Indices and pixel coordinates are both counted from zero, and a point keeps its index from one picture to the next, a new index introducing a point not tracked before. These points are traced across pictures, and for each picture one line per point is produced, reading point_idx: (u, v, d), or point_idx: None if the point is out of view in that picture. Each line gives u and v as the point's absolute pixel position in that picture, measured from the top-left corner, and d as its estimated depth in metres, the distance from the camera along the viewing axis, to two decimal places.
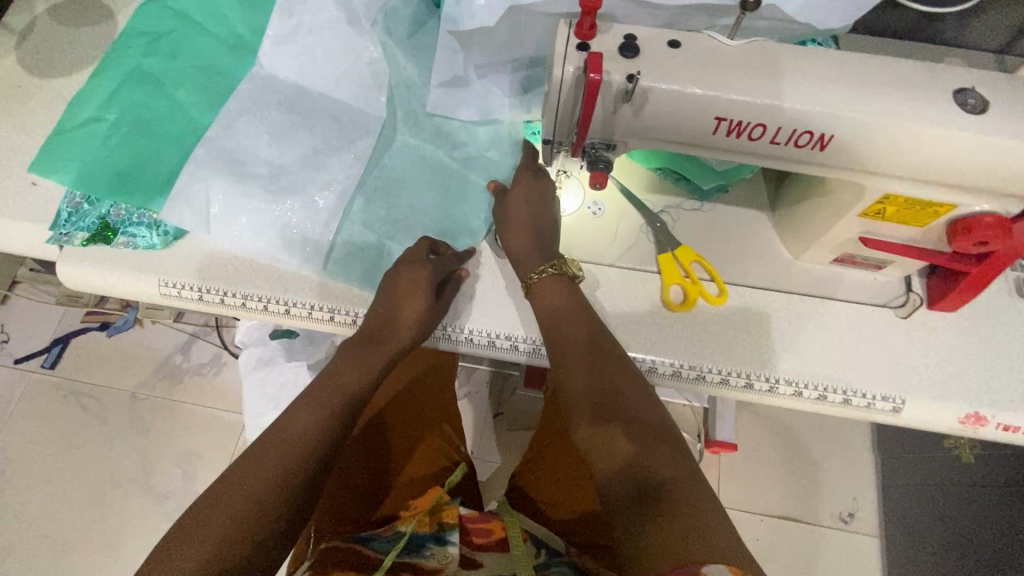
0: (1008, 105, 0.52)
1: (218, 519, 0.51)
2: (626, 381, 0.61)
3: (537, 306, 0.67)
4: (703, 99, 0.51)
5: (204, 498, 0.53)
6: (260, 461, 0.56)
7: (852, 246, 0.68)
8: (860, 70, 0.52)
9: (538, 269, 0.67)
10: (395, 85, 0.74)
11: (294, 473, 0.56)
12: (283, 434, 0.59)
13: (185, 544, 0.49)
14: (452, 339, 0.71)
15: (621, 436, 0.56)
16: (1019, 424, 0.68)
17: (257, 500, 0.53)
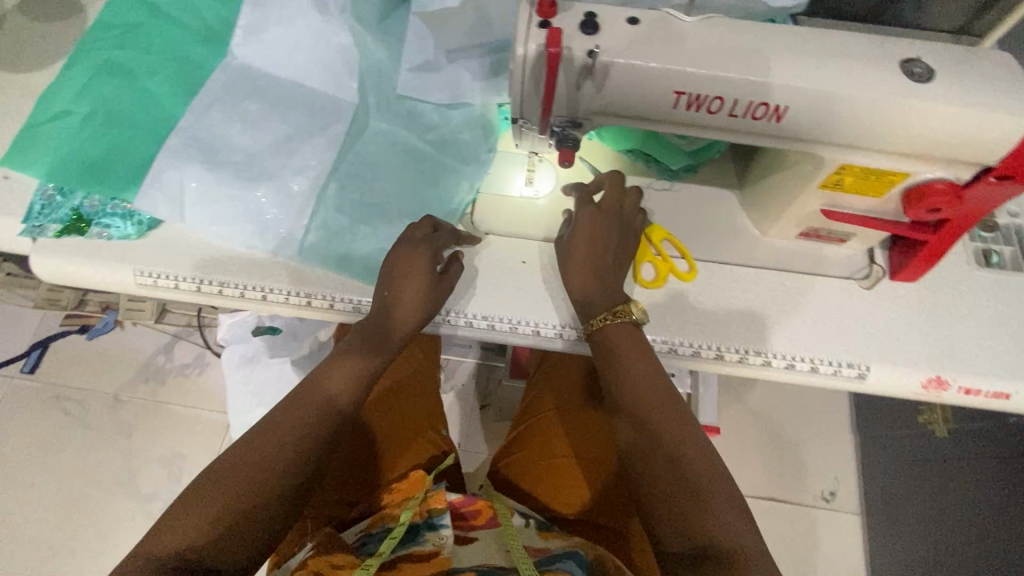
0: (953, 73, 0.54)
1: (210, 498, 0.56)
2: (684, 434, 0.62)
3: (599, 352, 0.68)
4: (662, 74, 0.53)
5: (202, 477, 0.58)
6: (258, 454, 0.60)
7: (815, 219, 0.70)
8: (811, 43, 0.54)
9: (600, 315, 0.68)
10: (366, 70, 0.75)
11: (285, 466, 0.60)
12: (292, 437, 0.62)
13: (180, 518, 0.55)
14: (454, 323, 0.73)
15: (680, 497, 0.58)
16: (979, 387, 0.70)
17: (247, 490, 0.57)
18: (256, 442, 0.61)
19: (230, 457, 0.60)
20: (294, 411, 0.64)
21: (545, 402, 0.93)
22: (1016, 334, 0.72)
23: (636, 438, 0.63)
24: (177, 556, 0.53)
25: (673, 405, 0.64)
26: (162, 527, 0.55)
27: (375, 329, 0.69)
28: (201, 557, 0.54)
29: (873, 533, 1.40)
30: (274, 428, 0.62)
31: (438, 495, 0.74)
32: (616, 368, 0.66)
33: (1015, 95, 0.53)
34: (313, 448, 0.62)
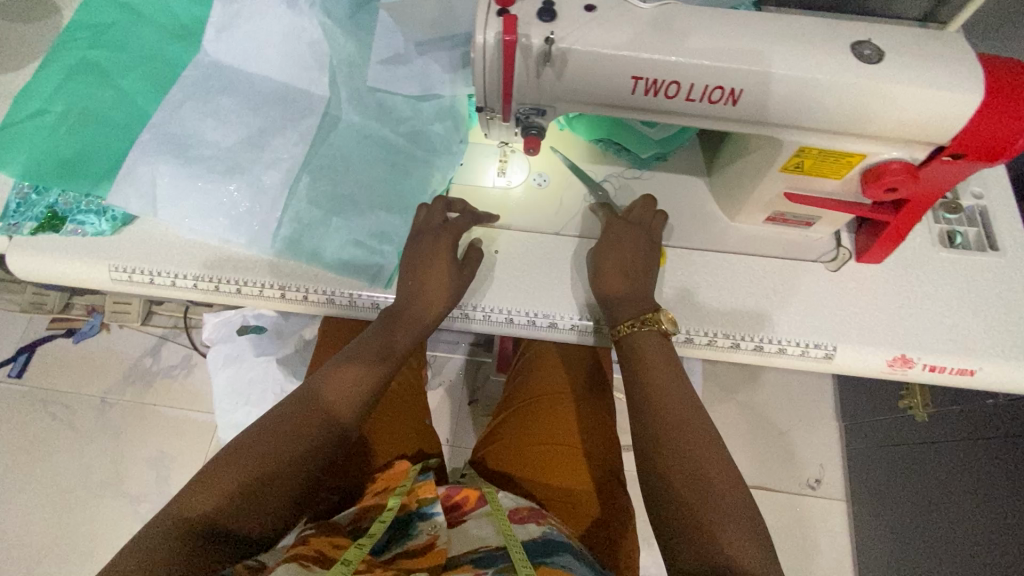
0: (901, 54, 0.55)
1: (244, 468, 0.55)
2: (709, 448, 0.59)
3: (624, 359, 0.67)
4: (618, 60, 0.55)
5: (237, 445, 0.57)
6: (294, 434, 0.59)
7: (780, 203, 0.71)
8: (764, 27, 0.56)
9: (627, 322, 0.68)
10: (336, 64, 0.77)
11: (316, 449, 0.59)
12: (320, 417, 0.61)
13: (211, 482, 0.54)
14: (467, 318, 0.74)
15: (701, 502, 0.55)
16: (944, 364, 0.71)
17: (280, 468, 0.57)
18: (292, 421, 0.59)
19: (265, 430, 0.58)
20: (325, 394, 0.62)
21: (529, 389, 0.93)
22: (981, 311, 0.73)
23: (653, 442, 0.60)
24: (207, 521, 0.52)
25: (700, 418, 0.61)
26: (195, 488, 0.54)
27: (393, 323, 0.69)
28: (229, 526, 0.53)
29: (858, 519, 1.41)
30: (305, 407, 0.61)
31: (427, 485, 0.72)
32: (637, 379, 0.65)
33: (962, 73, 0.54)
34: (341, 435, 0.61)
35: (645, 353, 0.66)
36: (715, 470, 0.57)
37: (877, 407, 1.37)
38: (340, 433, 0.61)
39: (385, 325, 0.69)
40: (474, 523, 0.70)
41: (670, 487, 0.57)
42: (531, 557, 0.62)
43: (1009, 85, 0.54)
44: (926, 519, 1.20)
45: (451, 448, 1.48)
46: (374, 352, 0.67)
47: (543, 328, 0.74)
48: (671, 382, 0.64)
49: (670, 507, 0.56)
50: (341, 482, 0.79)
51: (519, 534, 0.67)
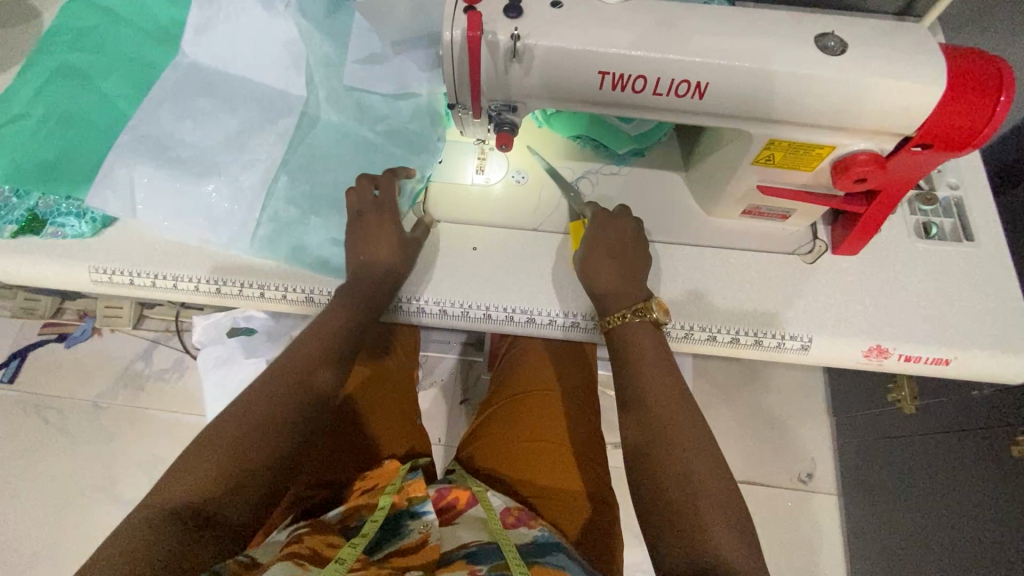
0: (865, 45, 0.56)
1: (216, 451, 0.56)
2: (697, 438, 0.60)
3: (616, 353, 0.68)
4: (585, 55, 0.56)
5: (207, 433, 0.58)
6: (262, 410, 0.59)
7: (754, 197, 0.72)
8: (727, 21, 0.57)
9: (620, 312, 0.68)
10: (313, 64, 0.79)
11: (288, 422, 0.60)
12: (289, 388, 0.61)
13: (186, 470, 0.55)
14: (419, 312, 0.75)
15: (691, 495, 0.56)
16: (920, 354, 0.72)
17: (253, 445, 0.57)
18: (261, 398, 0.60)
19: (234, 412, 0.59)
20: (291, 370, 0.63)
21: (513, 386, 0.93)
22: (955, 301, 0.74)
23: (651, 435, 0.61)
24: (183, 507, 0.53)
25: (687, 404, 0.63)
26: (171, 479, 0.55)
27: (355, 285, 0.69)
28: (212, 510, 0.54)
29: (850, 513, 1.42)
30: (272, 384, 0.61)
31: (417, 483, 0.71)
32: (631, 369, 0.66)
33: (923, 64, 0.55)
34: (312, 404, 0.62)
35: (643, 344, 0.66)
36: (699, 461, 0.59)
37: (866, 400, 1.38)
38: (312, 403, 0.62)
39: (357, 295, 0.69)
40: (465, 522, 0.70)
41: (654, 475, 0.59)
42: (525, 556, 0.63)
43: (971, 76, 0.55)
44: (916, 512, 1.20)
45: (444, 447, 1.46)
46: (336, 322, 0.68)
47: (522, 323, 0.75)
48: (668, 373, 0.65)
49: (659, 496, 0.58)
50: (333, 476, 0.78)
51: (514, 536, 0.68)
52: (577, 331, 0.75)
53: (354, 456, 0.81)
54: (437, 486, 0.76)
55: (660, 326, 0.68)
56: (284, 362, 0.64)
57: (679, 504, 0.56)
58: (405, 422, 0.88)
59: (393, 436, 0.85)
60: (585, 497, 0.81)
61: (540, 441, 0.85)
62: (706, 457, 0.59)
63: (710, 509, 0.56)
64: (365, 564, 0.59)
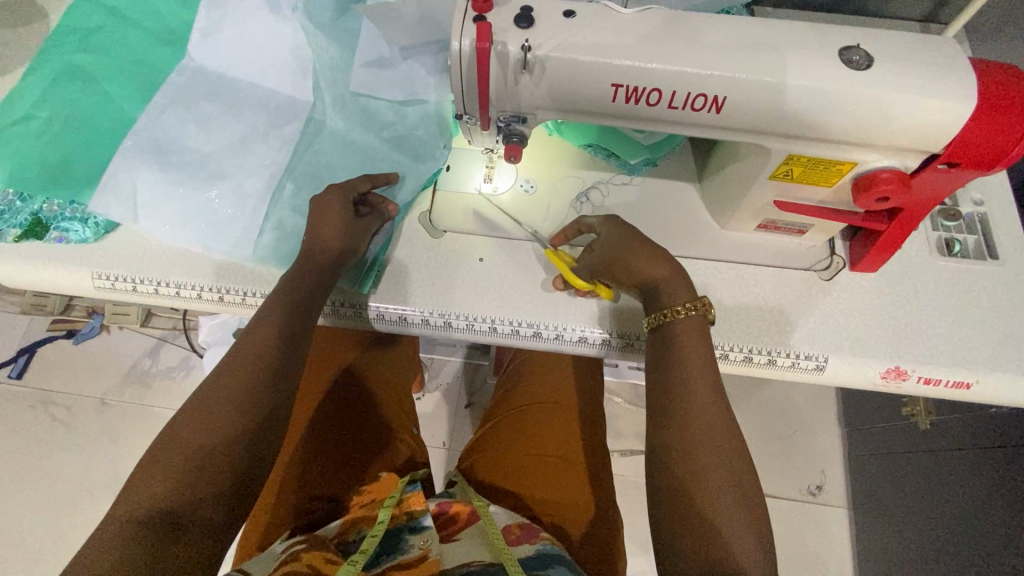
0: (891, 58, 0.54)
1: (175, 454, 0.53)
2: (721, 438, 0.57)
3: (655, 347, 0.64)
4: (597, 67, 0.54)
5: (163, 437, 0.55)
6: (220, 403, 0.56)
7: (770, 211, 0.69)
8: (746, 32, 0.55)
9: (680, 306, 0.63)
10: (318, 69, 0.78)
11: (247, 409, 0.57)
12: (259, 372, 0.59)
13: (143, 478, 0.52)
14: (400, 321, 0.73)
15: (704, 499, 0.55)
16: (940, 377, 0.69)
17: (221, 437, 0.55)
18: (215, 390, 0.57)
19: (193, 410, 0.56)
20: (243, 354, 0.60)
21: (515, 399, 0.92)
22: (978, 323, 0.71)
23: (669, 436, 0.59)
24: (151, 514, 0.50)
25: (709, 392, 0.59)
26: (128, 489, 0.51)
27: (311, 266, 0.67)
28: (180, 511, 0.51)
29: (859, 528, 1.39)
30: (227, 375, 0.59)
31: (416, 495, 0.71)
32: (661, 367, 0.62)
33: (952, 79, 0.53)
34: (271, 386, 0.59)
35: (698, 345, 0.62)
36: (721, 470, 0.56)
37: (879, 414, 1.35)
38: (274, 385, 0.60)
39: (323, 278, 0.67)
40: (466, 538, 0.68)
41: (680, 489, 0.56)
42: (527, 571, 0.61)
43: (1005, 92, 0.53)
44: (930, 528, 1.17)
45: (448, 451, 1.44)
46: (286, 300, 0.64)
47: (528, 337, 0.73)
48: (703, 363, 0.61)
49: (673, 515, 0.55)
50: (326, 490, 0.77)
51: (516, 550, 0.65)
52: (583, 347, 0.74)
53: (343, 468, 0.79)
54: (437, 500, 0.75)
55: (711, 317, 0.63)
56: (237, 347, 0.61)
57: (690, 507, 0.55)
58: (398, 430, 0.87)
59: (394, 447, 0.84)
60: (590, 513, 0.79)
61: (546, 454, 0.84)
62: (726, 459, 0.56)
63: (726, 513, 0.54)
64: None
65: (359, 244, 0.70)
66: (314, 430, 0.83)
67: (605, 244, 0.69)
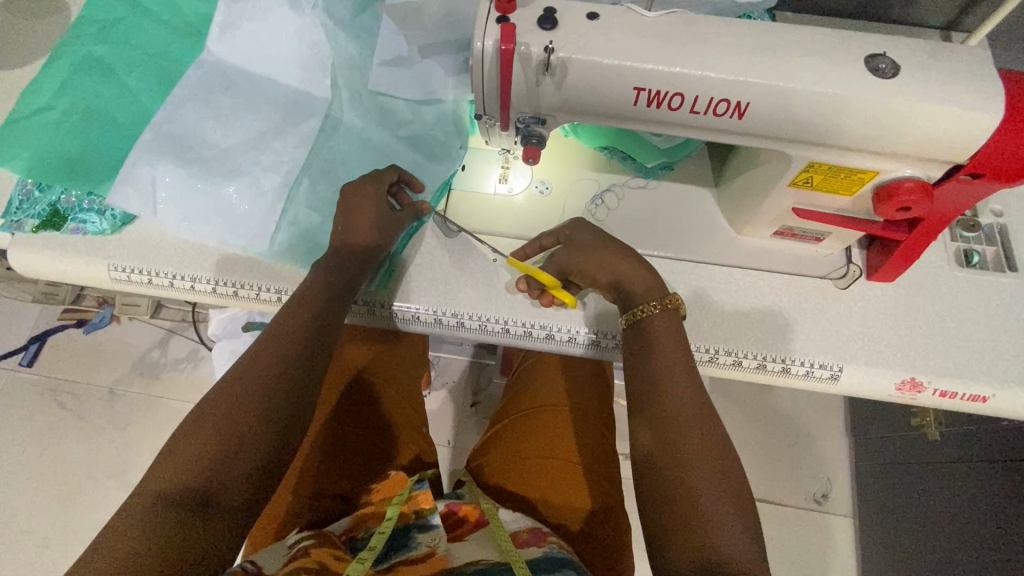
0: (918, 67, 0.53)
1: (202, 437, 0.53)
2: (711, 439, 0.58)
3: (633, 342, 0.65)
4: (621, 71, 0.54)
5: (190, 420, 0.55)
6: (245, 391, 0.56)
7: (788, 218, 0.69)
8: (772, 37, 0.54)
9: (647, 303, 0.65)
10: (338, 66, 0.78)
11: (274, 397, 0.57)
12: (281, 361, 0.59)
13: (170, 459, 0.52)
14: (409, 319, 0.73)
15: (702, 499, 0.55)
16: (956, 390, 0.69)
17: (245, 424, 0.55)
18: (243, 377, 0.57)
19: (220, 393, 0.56)
20: (272, 346, 0.60)
21: (525, 400, 0.92)
22: (994, 336, 0.71)
23: (666, 435, 0.58)
24: (182, 490, 0.50)
25: (691, 388, 0.61)
26: (157, 468, 0.52)
27: (340, 261, 0.67)
28: (207, 491, 0.51)
29: (864, 538, 1.38)
30: (252, 362, 0.59)
31: (425, 493, 0.70)
32: (652, 365, 0.62)
33: (980, 90, 0.52)
34: (301, 378, 0.59)
35: (671, 338, 0.63)
36: (711, 468, 0.56)
37: (886, 423, 1.34)
38: (301, 372, 0.59)
39: (344, 276, 0.67)
40: (473, 537, 0.68)
41: (665, 484, 0.56)
42: (533, 571, 0.62)
43: None
44: (937, 539, 1.16)
45: (453, 450, 1.44)
46: (320, 295, 0.65)
47: (540, 340, 0.73)
48: (684, 366, 0.62)
49: (664, 512, 0.55)
50: (337, 486, 0.77)
51: (524, 552, 0.65)
52: (597, 351, 0.73)
53: (355, 465, 0.80)
54: (445, 500, 0.75)
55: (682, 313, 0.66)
56: (269, 335, 0.61)
57: (687, 504, 0.55)
58: (410, 429, 0.88)
59: (403, 445, 0.85)
60: (599, 515, 0.79)
61: (554, 455, 0.83)
62: (719, 460, 0.57)
63: (720, 511, 0.54)
64: None
65: (388, 244, 0.71)
66: (331, 425, 0.84)
67: (572, 243, 0.71)
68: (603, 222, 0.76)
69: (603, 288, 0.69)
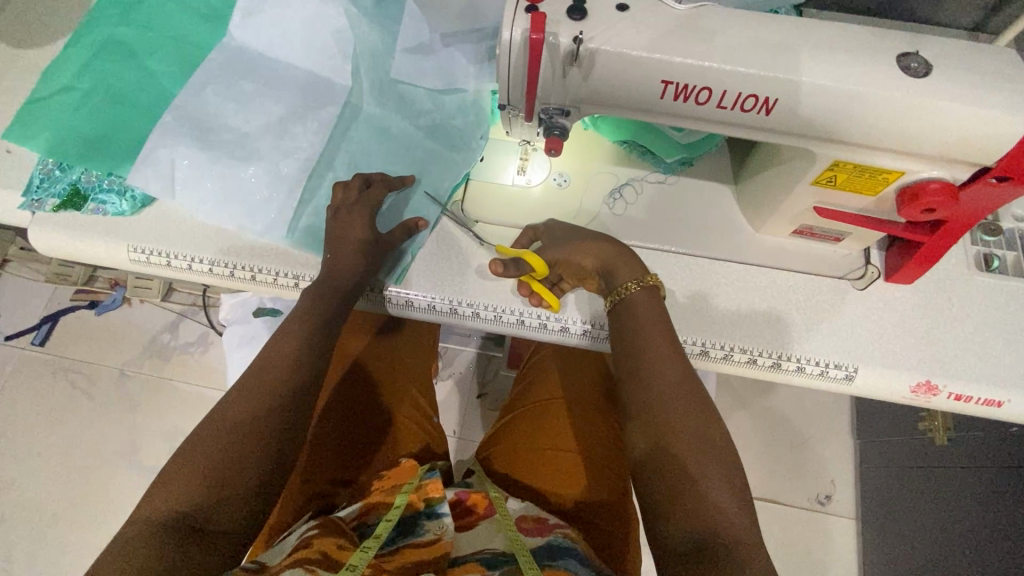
0: (953, 68, 0.53)
1: (196, 462, 0.54)
2: (705, 423, 0.58)
3: (616, 329, 0.66)
4: (649, 63, 0.53)
5: (185, 448, 0.56)
6: (244, 403, 0.58)
7: (809, 217, 0.68)
8: (805, 33, 0.54)
9: (628, 282, 0.66)
10: (359, 53, 0.79)
11: (271, 400, 0.59)
12: (271, 383, 0.60)
13: (165, 485, 0.53)
14: (420, 308, 0.74)
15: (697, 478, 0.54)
16: (971, 394, 0.68)
17: (236, 448, 0.55)
18: (242, 394, 0.59)
19: (213, 423, 0.57)
20: (263, 373, 0.61)
21: (536, 392, 0.91)
22: (1013, 341, 0.70)
23: (660, 421, 0.58)
24: (175, 517, 0.51)
25: (682, 373, 0.61)
26: (156, 491, 0.53)
27: (332, 273, 0.68)
28: (203, 518, 0.52)
29: (866, 539, 1.38)
30: (245, 388, 0.60)
31: (434, 483, 0.70)
32: (636, 349, 0.63)
33: (1014, 91, 0.52)
34: (301, 391, 0.61)
35: (647, 318, 0.64)
36: (705, 451, 0.56)
37: (893, 427, 1.34)
38: (295, 396, 0.60)
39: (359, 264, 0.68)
40: (481, 528, 0.69)
41: (671, 472, 0.56)
42: (539, 560, 0.62)
43: None
44: (941, 542, 1.16)
45: (458, 440, 1.45)
46: (317, 315, 0.66)
47: (554, 331, 0.73)
48: (669, 349, 0.62)
49: (659, 494, 0.55)
50: (344, 474, 0.79)
51: (528, 539, 0.66)
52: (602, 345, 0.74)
53: (362, 455, 0.81)
54: (455, 489, 0.75)
55: (660, 288, 0.67)
56: (260, 362, 0.62)
57: (685, 488, 0.54)
58: (418, 416, 0.88)
59: (411, 433, 0.85)
60: (609, 508, 0.80)
61: (565, 447, 0.84)
62: (713, 444, 0.57)
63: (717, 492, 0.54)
64: (376, 569, 0.58)
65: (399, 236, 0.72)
66: (336, 412, 0.84)
67: (554, 234, 0.72)
68: (622, 216, 0.76)
69: (592, 275, 0.70)
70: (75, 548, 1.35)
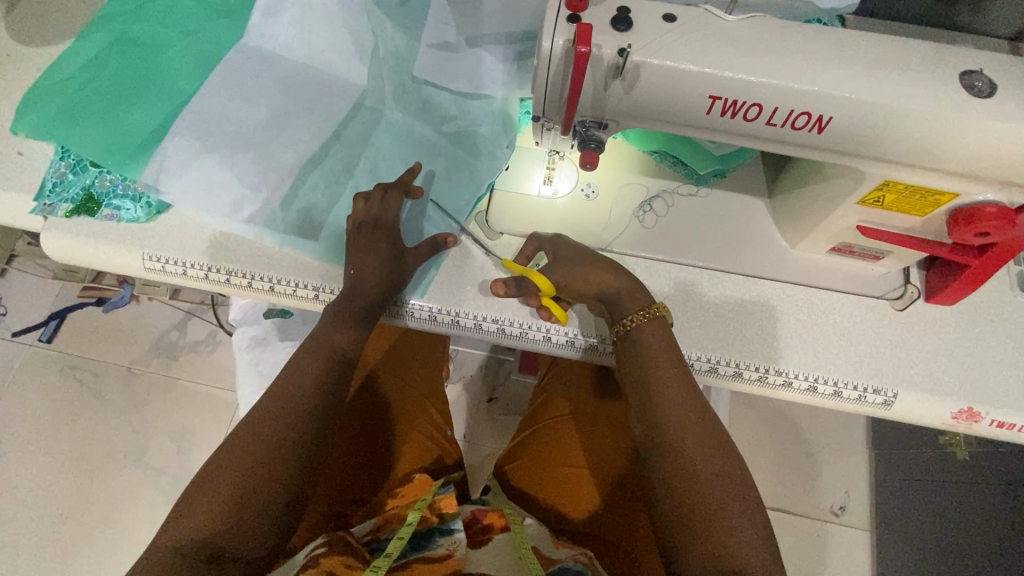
0: (1018, 87, 0.50)
1: (217, 489, 0.52)
2: (725, 458, 0.55)
3: (624, 360, 0.63)
4: (697, 77, 0.51)
5: (203, 475, 0.53)
6: (254, 433, 0.55)
7: (850, 235, 0.66)
8: (861, 48, 0.51)
9: (635, 313, 0.63)
10: (382, 55, 0.77)
11: (286, 424, 0.56)
12: (286, 406, 0.57)
13: (186, 512, 0.51)
14: (441, 322, 0.71)
15: (720, 517, 0.52)
16: (1014, 422, 0.66)
17: (257, 472, 0.53)
18: (254, 423, 0.56)
19: (232, 446, 0.55)
20: (282, 394, 0.59)
21: (557, 406, 0.87)
22: None
23: (677, 457, 0.55)
24: (196, 545, 0.50)
25: (694, 405, 0.58)
26: (176, 517, 0.51)
27: (355, 288, 0.66)
28: (224, 545, 0.50)
29: (881, 552, 1.36)
30: (259, 411, 0.57)
31: (446, 499, 0.70)
32: (645, 381, 0.60)
33: None
34: (315, 418, 0.58)
35: (656, 349, 0.61)
36: (726, 488, 0.53)
37: (912, 440, 1.31)
38: (317, 418, 0.58)
39: (383, 279, 0.66)
40: (497, 548, 0.66)
41: (691, 509, 0.52)
42: None
43: None
44: (962, 560, 1.14)
45: (468, 445, 1.43)
46: (341, 331, 0.64)
47: (583, 349, 0.71)
48: (680, 382, 0.59)
49: (676, 533, 0.52)
50: (359, 491, 0.77)
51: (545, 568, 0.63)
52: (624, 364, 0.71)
53: (380, 470, 0.80)
54: (472, 507, 0.73)
55: (667, 318, 0.64)
56: (281, 382, 0.60)
57: (707, 527, 0.51)
58: (433, 429, 0.86)
59: (427, 446, 0.83)
60: (632, 533, 0.77)
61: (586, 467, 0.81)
62: (734, 482, 0.54)
63: (740, 533, 0.51)
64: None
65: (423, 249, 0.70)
66: (353, 425, 0.82)
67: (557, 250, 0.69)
68: (652, 229, 0.74)
69: (591, 300, 0.68)
70: (82, 548, 1.33)
